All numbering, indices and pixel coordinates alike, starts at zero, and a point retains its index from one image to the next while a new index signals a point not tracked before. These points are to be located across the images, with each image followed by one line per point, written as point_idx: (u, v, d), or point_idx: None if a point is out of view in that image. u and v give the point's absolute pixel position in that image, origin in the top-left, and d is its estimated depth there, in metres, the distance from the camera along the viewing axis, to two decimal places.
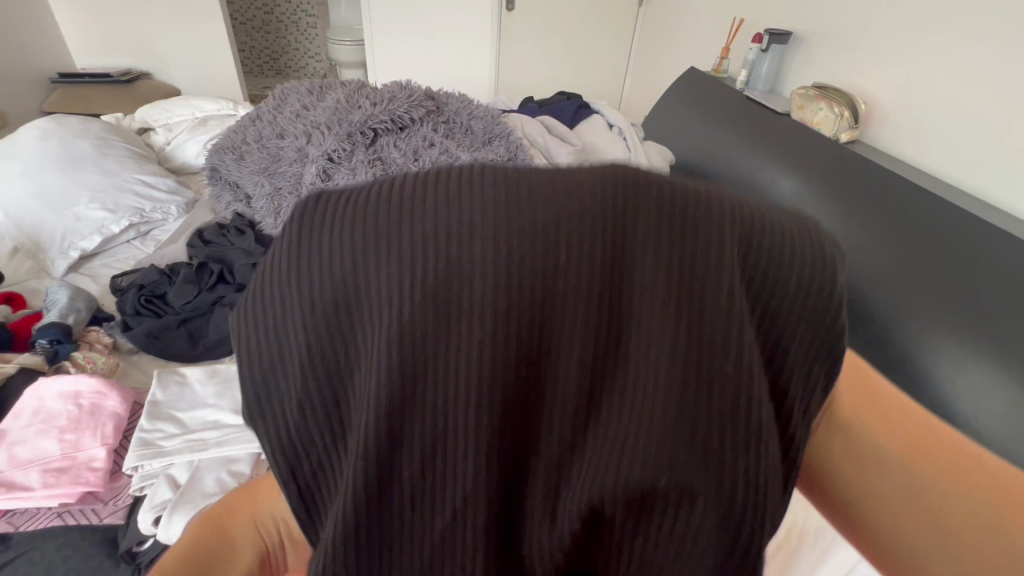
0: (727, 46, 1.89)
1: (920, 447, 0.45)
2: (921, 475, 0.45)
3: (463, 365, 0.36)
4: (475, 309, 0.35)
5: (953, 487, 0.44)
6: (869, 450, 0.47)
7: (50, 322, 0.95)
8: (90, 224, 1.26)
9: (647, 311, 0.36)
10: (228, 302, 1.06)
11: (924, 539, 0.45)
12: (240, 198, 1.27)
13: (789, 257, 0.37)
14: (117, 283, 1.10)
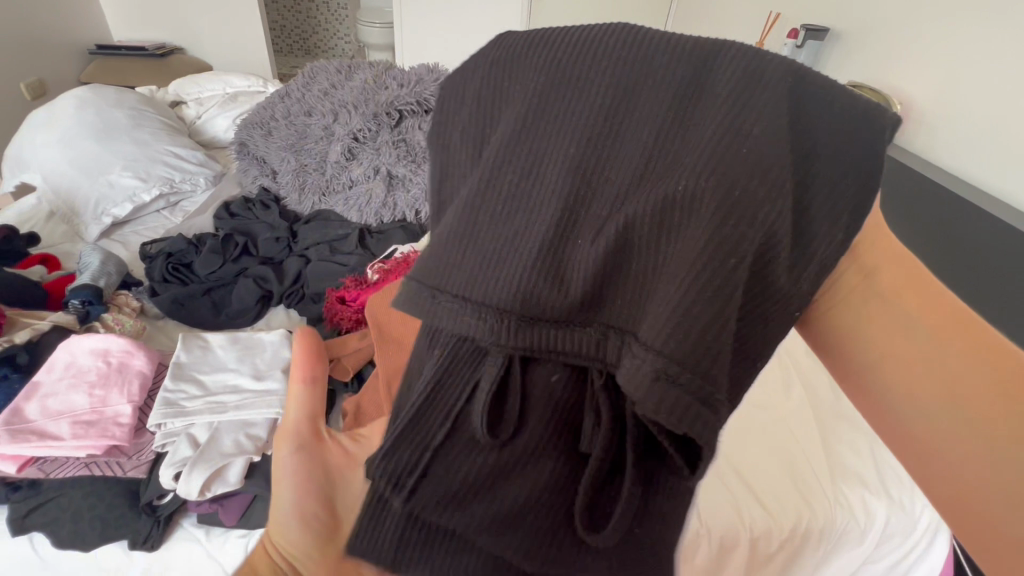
0: (761, 40, 1.85)
1: (948, 324, 0.36)
2: (954, 357, 0.36)
3: (491, 217, 0.37)
4: (505, 161, 0.37)
5: (982, 374, 0.35)
6: (892, 323, 0.38)
7: (82, 283, 0.98)
8: (122, 192, 1.29)
9: (692, 124, 0.35)
10: (252, 274, 1.08)
11: (945, 427, 0.36)
12: (266, 172, 1.29)
13: (837, 131, 0.35)
14: (145, 250, 1.11)
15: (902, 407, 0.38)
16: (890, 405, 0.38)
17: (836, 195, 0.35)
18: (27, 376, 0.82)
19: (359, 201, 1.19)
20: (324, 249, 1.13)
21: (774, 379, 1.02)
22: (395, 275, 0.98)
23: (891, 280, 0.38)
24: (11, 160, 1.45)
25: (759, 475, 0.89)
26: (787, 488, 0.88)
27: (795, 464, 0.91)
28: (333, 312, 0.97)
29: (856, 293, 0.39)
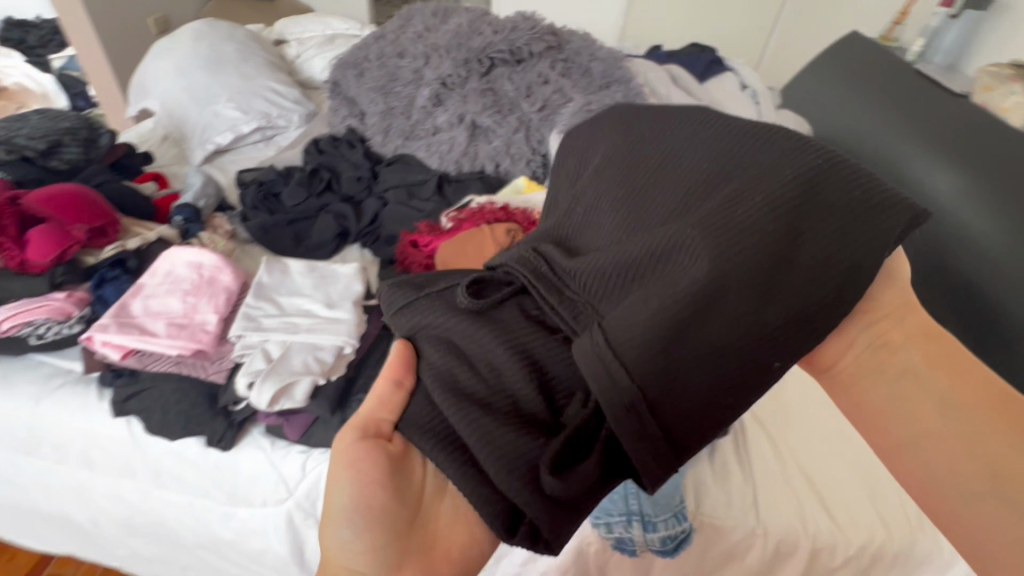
0: (905, 8, 1.62)
1: (980, 397, 0.46)
2: (963, 403, 0.46)
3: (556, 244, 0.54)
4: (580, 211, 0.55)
5: (988, 421, 0.45)
6: (904, 368, 0.49)
7: (184, 202, 1.06)
8: (226, 122, 1.36)
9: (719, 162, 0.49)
10: (333, 210, 1.11)
11: (973, 490, 0.44)
12: (354, 113, 1.30)
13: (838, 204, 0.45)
14: (242, 178, 1.18)
15: (930, 461, 0.46)
16: (920, 455, 0.46)
17: (824, 244, 0.44)
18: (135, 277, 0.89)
19: (440, 148, 1.18)
20: (401, 193, 1.13)
21: None
22: (469, 225, 0.95)
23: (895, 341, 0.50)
24: (135, 87, 1.57)
25: (832, 483, 0.82)
26: (861, 503, 0.81)
27: (876, 478, 0.83)
28: (406, 255, 0.97)
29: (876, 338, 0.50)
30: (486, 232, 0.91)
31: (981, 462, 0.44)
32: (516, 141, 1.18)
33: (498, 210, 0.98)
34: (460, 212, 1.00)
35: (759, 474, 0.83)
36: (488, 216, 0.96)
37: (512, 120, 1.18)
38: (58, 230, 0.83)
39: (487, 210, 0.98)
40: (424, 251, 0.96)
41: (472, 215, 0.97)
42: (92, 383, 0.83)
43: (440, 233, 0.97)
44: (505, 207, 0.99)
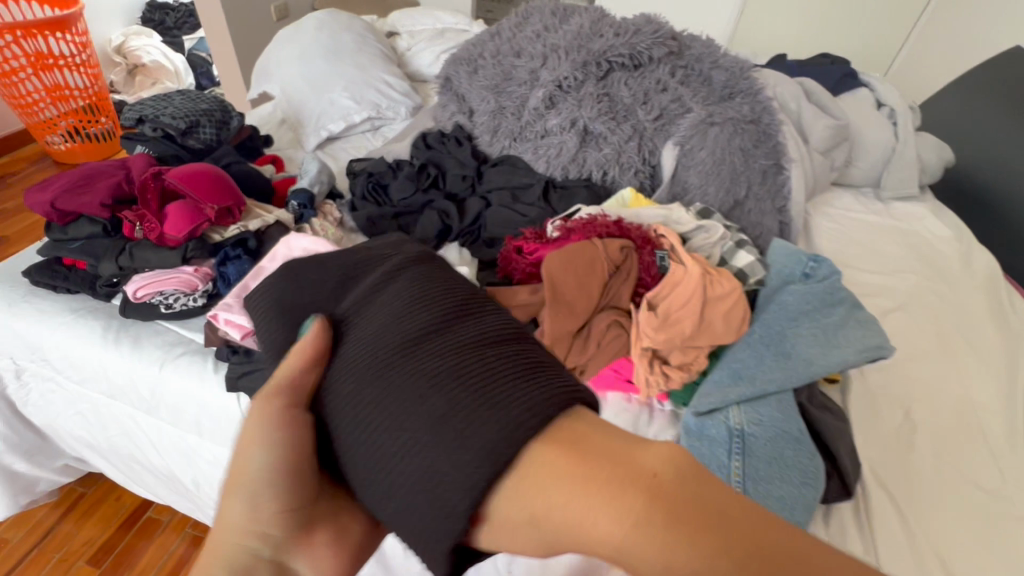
0: None
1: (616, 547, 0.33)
2: (693, 561, 0.30)
3: None
4: None
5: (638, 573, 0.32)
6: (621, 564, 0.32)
7: (299, 187, 1.09)
8: (339, 111, 1.41)
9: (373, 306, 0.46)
10: (437, 207, 1.12)
11: None
12: (463, 110, 1.30)
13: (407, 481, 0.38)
14: (353, 167, 1.20)
15: None
16: None
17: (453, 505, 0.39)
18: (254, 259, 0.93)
19: (548, 151, 1.15)
20: (505, 195, 1.12)
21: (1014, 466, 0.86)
22: (578, 237, 0.91)
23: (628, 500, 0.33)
24: (257, 70, 1.66)
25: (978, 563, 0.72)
26: None
27: None
28: (512, 261, 0.95)
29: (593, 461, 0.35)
30: (601, 246, 0.86)
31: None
32: (627, 150, 1.13)
33: (613, 221, 0.92)
34: (571, 221, 0.96)
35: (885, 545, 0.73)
36: (602, 228, 0.91)
37: (626, 127, 1.13)
38: (193, 208, 0.88)
39: (601, 221, 0.93)
40: (531, 259, 0.94)
41: (585, 225, 0.92)
42: (210, 357, 0.88)
43: (550, 243, 0.94)
44: (620, 221, 0.91)
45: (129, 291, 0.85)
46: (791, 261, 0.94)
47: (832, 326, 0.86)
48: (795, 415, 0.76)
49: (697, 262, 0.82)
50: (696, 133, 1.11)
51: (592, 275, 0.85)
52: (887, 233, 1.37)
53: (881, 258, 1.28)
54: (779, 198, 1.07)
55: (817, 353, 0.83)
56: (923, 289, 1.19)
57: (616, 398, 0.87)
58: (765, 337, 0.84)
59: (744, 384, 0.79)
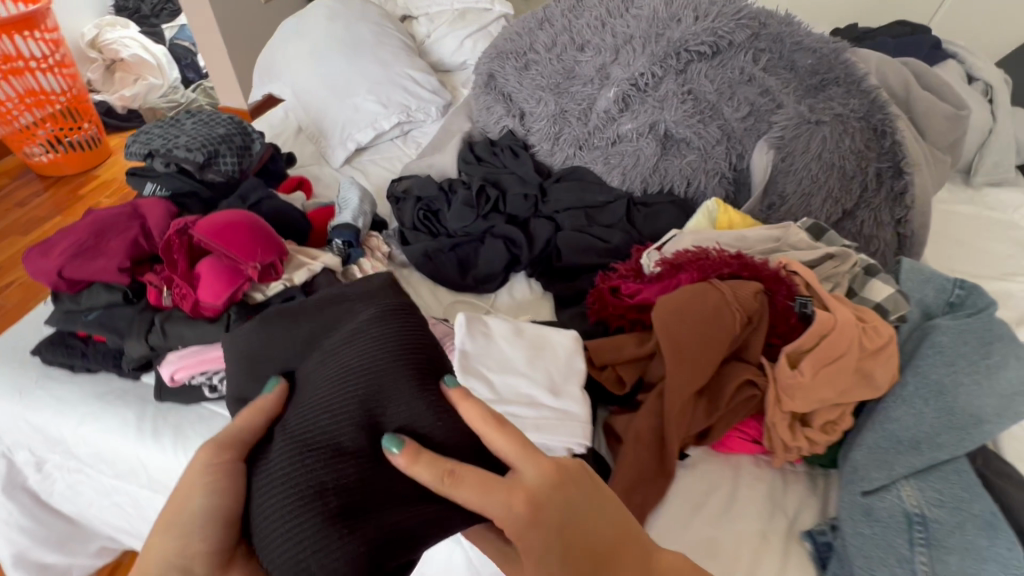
0: None
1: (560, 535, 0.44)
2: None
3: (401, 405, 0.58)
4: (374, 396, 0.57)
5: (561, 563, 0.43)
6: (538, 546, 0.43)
7: (342, 222, 0.93)
8: (366, 117, 1.23)
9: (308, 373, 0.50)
10: (501, 235, 0.97)
11: None
12: (512, 112, 1.13)
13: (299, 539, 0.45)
14: (396, 187, 1.05)
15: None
16: None
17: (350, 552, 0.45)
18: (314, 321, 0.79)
19: (623, 162, 0.99)
20: (578, 217, 0.97)
21: None
22: (691, 276, 0.77)
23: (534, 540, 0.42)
24: (261, 69, 1.46)
25: None
26: None
27: None
28: (610, 307, 0.82)
29: (511, 460, 0.44)
30: (728, 294, 0.72)
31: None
32: (716, 156, 0.98)
33: (733, 256, 0.77)
34: (677, 255, 0.81)
35: None
36: (721, 268, 0.76)
37: (713, 129, 0.97)
38: (231, 268, 0.73)
39: (717, 257, 0.78)
40: (634, 305, 0.80)
41: (697, 262, 0.78)
42: None
43: (655, 285, 0.80)
44: (740, 255, 0.77)
45: (164, 374, 0.70)
46: (930, 288, 0.82)
47: (995, 368, 0.74)
48: (983, 493, 0.64)
49: (845, 307, 0.70)
50: (795, 133, 0.96)
51: (721, 329, 0.71)
52: (982, 227, 1.24)
53: (980, 258, 1.17)
54: (897, 208, 0.93)
55: (982, 404, 0.71)
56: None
57: (741, 458, 0.78)
58: (920, 387, 0.73)
59: (913, 452, 0.67)
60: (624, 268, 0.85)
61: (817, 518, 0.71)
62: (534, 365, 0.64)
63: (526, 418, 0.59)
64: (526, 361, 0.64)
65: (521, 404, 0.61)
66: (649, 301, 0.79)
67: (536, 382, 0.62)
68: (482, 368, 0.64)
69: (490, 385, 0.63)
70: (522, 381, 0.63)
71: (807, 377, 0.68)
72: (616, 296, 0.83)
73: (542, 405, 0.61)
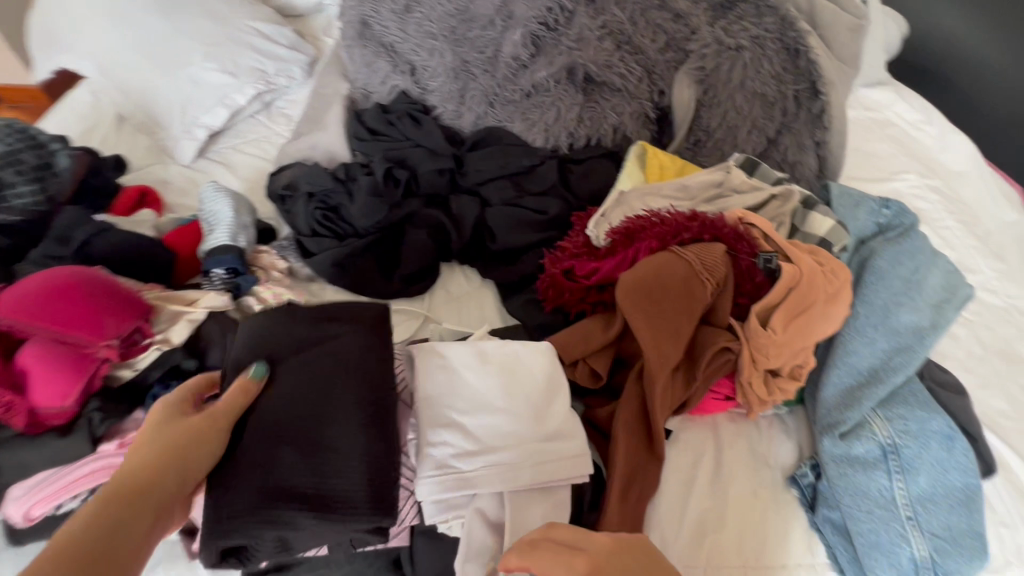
0: None
1: None
2: None
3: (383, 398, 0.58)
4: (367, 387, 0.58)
5: None
6: None
7: (215, 246, 0.73)
8: (210, 92, 0.96)
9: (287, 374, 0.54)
10: (422, 223, 0.83)
11: None
12: (401, 68, 0.94)
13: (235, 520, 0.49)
14: (276, 183, 0.84)
15: None
16: None
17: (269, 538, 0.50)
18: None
19: (544, 116, 0.87)
20: (507, 188, 0.85)
21: None
22: (649, 245, 0.70)
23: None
24: (37, 36, 1.07)
25: None
26: None
27: None
28: (566, 292, 0.73)
29: (573, 541, 0.43)
30: (693, 262, 0.67)
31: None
32: (641, 97, 0.89)
33: (688, 218, 0.72)
34: (628, 222, 0.73)
35: (1003, 502, 0.74)
36: (679, 233, 0.71)
37: (634, 67, 0.88)
38: (74, 353, 0.53)
39: (671, 221, 0.72)
40: (592, 286, 0.72)
41: (652, 229, 0.71)
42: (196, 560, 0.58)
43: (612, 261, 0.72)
44: (694, 214, 0.72)
45: (15, 516, 0.53)
46: (863, 211, 0.83)
47: (925, 282, 0.78)
48: (937, 407, 0.69)
49: (802, 254, 0.69)
50: (715, 62, 0.89)
51: (690, 300, 0.66)
52: (871, 128, 1.30)
53: (876, 160, 1.23)
54: (818, 130, 0.92)
55: (920, 319, 0.75)
56: (920, 191, 1.16)
57: (719, 417, 0.76)
58: (870, 315, 0.75)
59: (874, 383, 0.70)
60: (573, 245, 0.76)
61: (795, 456, 0.73)
62: (510, 393, 0.55)
63: (519, 461, 0.51)
64: (500, 391, 0.55)
65: (508, 445, 0.52)
66: (608, 279, 0.72)
67: (518, 414, 0.54)
68: (452, 411, 0.54)
69: (466, 430, 0.53)
70: (502, 417, 0.53)
71: (778, 335, 0.66)
72: (571, 279, 0.74)
73: (531, 440, 0.53)
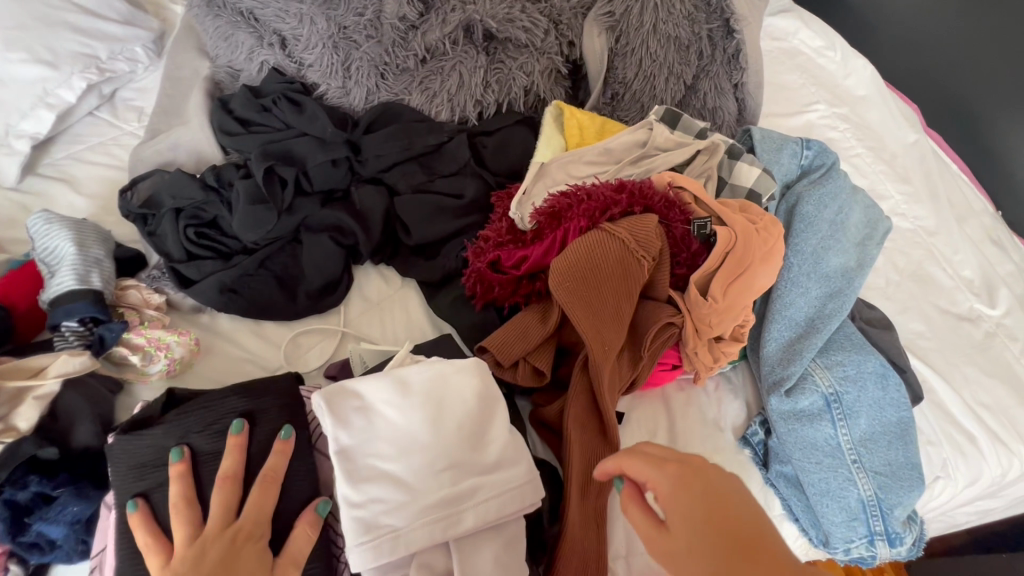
0: None
1: (713, 509, 0.41)
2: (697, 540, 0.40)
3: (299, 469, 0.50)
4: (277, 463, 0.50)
5: (703, 526, 0.40)
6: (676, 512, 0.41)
7: (56, 294, 0.58)
8: (24, 90, 0.76)
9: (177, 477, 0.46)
10: (322, 226, 0.72)
11: None
12: (267, 40, 0.78)
13: None
14: (128, 200, 0.69)
15: None
16: None
17: None
18: (94, 472, 0.51)
19: (446, 83, 0.76)
20: (415, 173, 0.75)
21: (965, 283, 0.95)
22: (578, 224, 0.64)
23: (695, 531, 0.40)
24: None
25: (985, 396, 0.82)
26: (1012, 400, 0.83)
27: (1008, 369, 0.86)
28: (495, 285, 0.66)
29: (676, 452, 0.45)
30: (628, 238, 0.62)
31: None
32: (549, 51, 0.80)
33: (616, 189, 0.66)
34: (553, 200, 0.67)
35: (926, 420, 0.79)
36: (608, 207, 0.65)
37: (538, 17, 0.78)
38: None
39: (598, 194, 0.66)
40: (524, 276, 0.66)
41: (579, 207, 0.65)
42: None
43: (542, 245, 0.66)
44: (619, 183, 0.67)
45: None
46: (787, 154, 0.80)
47: (849, 221, 0.78)
48: (869, 348, 0.70)
49: (733, 215, 0.66)
50: (623, 5, 0.82)
51: (628, 280, 0.62)
52: (780, 59, 1.28)
53: (787, 93, 1.22)
54: (735, 71, 0.87)
55: (847, 260, 0.75)
56: (830, 120, 1.18)
57: (668, 388, 0.74)
58: (802, 264, 0.74)
59: (812, 335, 0.70)
60: (497, 231, 0.69)
61: (744, 415, 0.73)
62: (441, 426, 0.50)
63: (463, 501, 0.47)
64: (430, 426, 0.49)
65: (447, 485, 0.48)
66: (539, 266, 0.66)
67: (453, 447, 0.49)
68: (378, 460, 0.48)
69: (396, 478, 0.47)
70: (436, 454, 0.49)
71: (720, 303, 0.65)
72: (498, 270, 0.67)
73: (471, 473, 0.49)
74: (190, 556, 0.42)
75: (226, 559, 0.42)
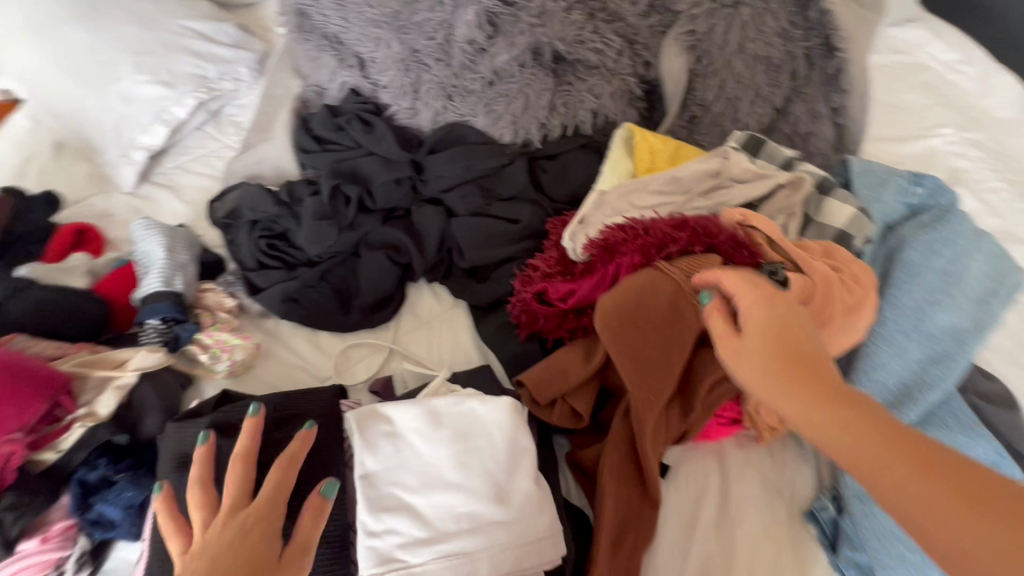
0: None
1: (786, 322, 0.43)
2: (760, 338, 0.42)
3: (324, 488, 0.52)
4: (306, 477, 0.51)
5: (771, 329, 0.43)
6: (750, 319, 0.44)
7: (146, 293, 0.65)
8: (146, 108, 0.86)
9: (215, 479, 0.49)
10: (380, 243, 0.74)
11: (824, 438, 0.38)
12: (348, 62, 0.82)
13: None
14: (215, 210, 0.75)
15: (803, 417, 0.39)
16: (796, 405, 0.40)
17: None
18: (153, 463, 0.56)
19: (511, 105, 0.75)
20: (473, 196, 0.75)
21: None
22: (631, 261, 0.60)
23: (765, 340, 0.42)
24: None
25: None
26: None
27: None
28: (542, 319, 0.65)
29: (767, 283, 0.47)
30: (683, 279, 0.57)
31: (918, 512, 0.34)
32: (620, 72, 0.76)
33: (676, 225, 0.61)
34: (608, 233, 0.64)
35: None
36: (666, 244, 0.60)
37: (612, 37, 0.74)
38: None
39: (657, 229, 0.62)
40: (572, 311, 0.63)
41: (634, 242, 0.61)
42: None
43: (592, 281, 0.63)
44: (681, 219, 0.62)
45: None
46: (892, 190, 0.70)
47: (969, 272, 0.65)
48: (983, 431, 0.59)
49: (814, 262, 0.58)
50: (707, 23, 0.76)
51: (684, 326, 0.56)
52: (899, 75, 1.13)
53: (905, 113, 1.07)
54: (835, 94, 0.78)
55: (961, 319, 0.64)
56: (958, 146, 1.01)
57: (725, 443, 0.67)
58: (899, 321, 0.64)
59: (906, 406, 0.60)
60: (548, 263, 0.67)
61: (814, 486, 0.64)
62: (467, 464, 0.47)
63: (479, 549, 0.44)
64: (455, 462, 0.47)
65: (465, 530, 0.45)
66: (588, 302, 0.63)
67: (478, 493, 0.46)
68: (400, 490, 0.47)
69: (414, 513, 0.46)
70: (458, 494, 0.46)
71: None
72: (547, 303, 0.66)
73: (492, 520, 0.45)
74: (206, 539, 0.41)
75: (245, 534, 0.41)
